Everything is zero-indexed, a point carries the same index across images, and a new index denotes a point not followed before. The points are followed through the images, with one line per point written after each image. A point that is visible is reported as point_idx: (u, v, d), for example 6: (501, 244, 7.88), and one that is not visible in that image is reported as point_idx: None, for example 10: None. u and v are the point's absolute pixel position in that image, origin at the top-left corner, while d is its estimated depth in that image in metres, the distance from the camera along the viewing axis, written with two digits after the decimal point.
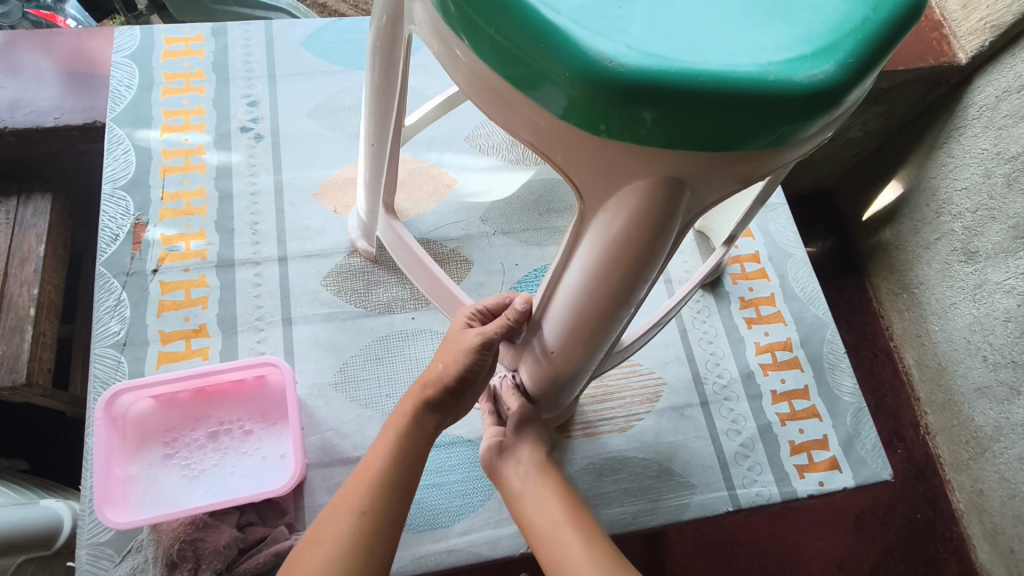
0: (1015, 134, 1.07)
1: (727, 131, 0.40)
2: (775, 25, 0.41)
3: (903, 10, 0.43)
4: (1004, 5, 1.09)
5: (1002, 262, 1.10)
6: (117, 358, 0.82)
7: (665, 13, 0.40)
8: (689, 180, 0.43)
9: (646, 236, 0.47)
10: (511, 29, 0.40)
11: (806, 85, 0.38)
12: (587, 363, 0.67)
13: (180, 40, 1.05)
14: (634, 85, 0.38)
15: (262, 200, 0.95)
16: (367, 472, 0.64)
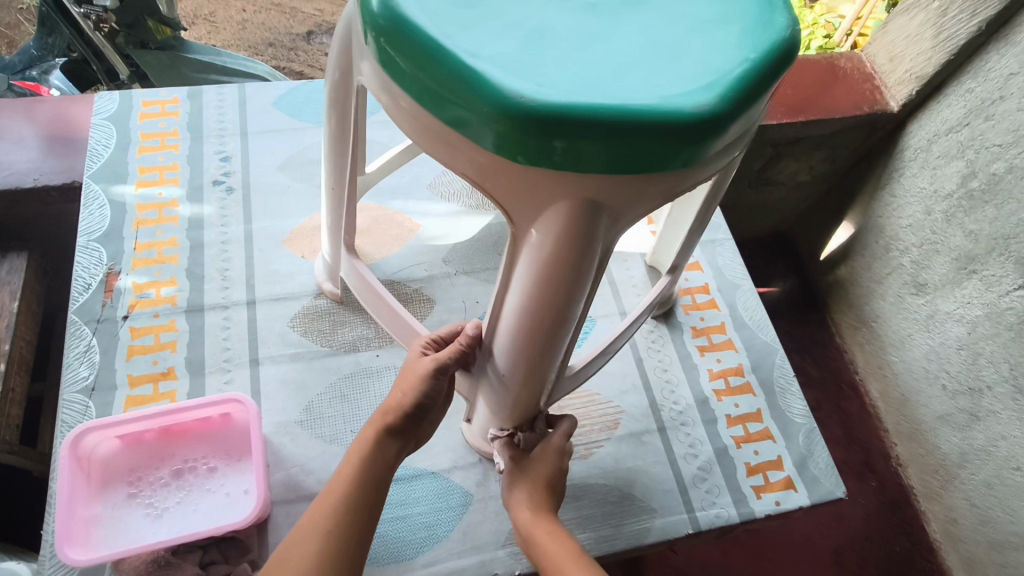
0: (947, 172, 1.19)
1: (631, 156, 0.45)
2: (670, 61, 0.47)
3: (784, 43, 0.49)
4: (925, 58, 1.21)
5: (949, 293, 1.20)
6: (85, 403, 0.83)
7: (573, 54, 0.46)
8: (606, 201, 0.49)
9: (574, 253, 0.52)
10: (440, 75, 0.46)
11: (695, 115, 0.44)
12: (540, 382, 0.71)
13: (157, 103, 1.12)
14: (546, 120, 0.43)
15: (232, 248, 0.99)
16: (332, 494, 0.67)
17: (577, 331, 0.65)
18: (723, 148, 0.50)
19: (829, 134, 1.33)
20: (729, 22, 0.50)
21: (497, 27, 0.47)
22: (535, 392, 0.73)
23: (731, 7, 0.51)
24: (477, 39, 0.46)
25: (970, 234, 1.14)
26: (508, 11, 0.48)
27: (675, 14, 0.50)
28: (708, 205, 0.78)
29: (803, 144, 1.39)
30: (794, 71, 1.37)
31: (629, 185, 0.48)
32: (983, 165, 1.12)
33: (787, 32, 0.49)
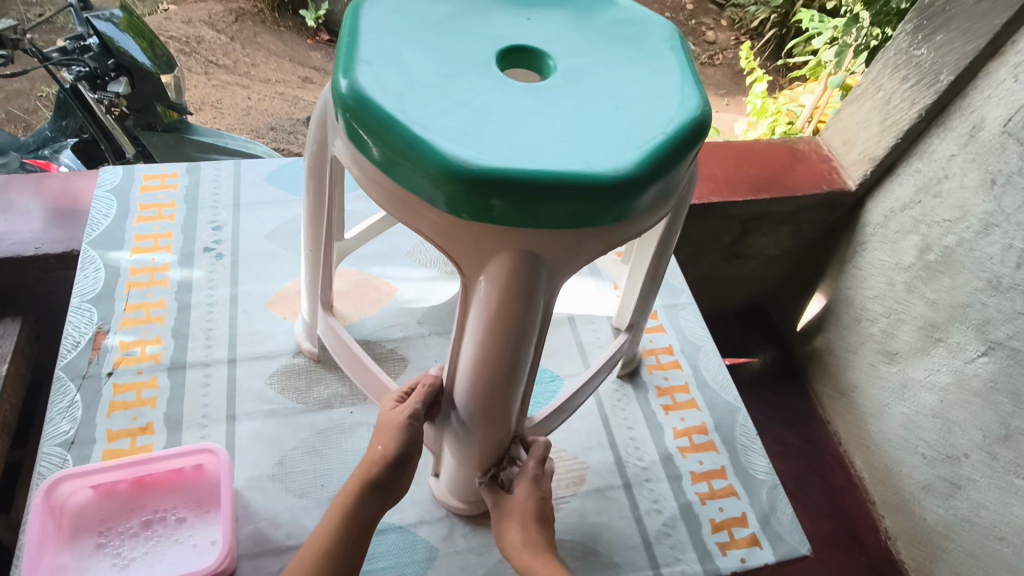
0: (904, 246, 1.41)
1: (561, 212, 0.52)
2: (594, 133, 0.55)
3: (692, 120, 0.57)
4: (873, 144, 1.46)
5: (918, 362, 1.37)
6: (63, 456, 0.86)
7: (511, 127, 0.54)
8: (543, 253, 0.56)
9: (518, 300, 0.58)
10: (395, 144, 0.53)
11: (615, 176, 0.52)
12: (500, 429, 0.75)
13: (158, 177, 1.21)
14: (484, 181, 0.50)
15: (217, 309, 1.05)
16: (308, 552, 0.71)
17: (530, 377, 0.70)
18: (646, 207, 0.57)
19: (795, 210, 1.57)
20: (646, 103, 0.58)
21: (446, 105, 0.55)
22: (497, 439, 0.77)
23: (649, 91, 0.60)
24: (428, 114, 0.53)
25: (931, 302, 1.33)
26: (457, 92, 0.56)
27: (599, 97, 0.58)
28: (656, 266, 0.86)
29: (774, 221, 1.63)
30: (762, 155, 1.60)
31: (562, 239, 0.55)
32: (937, 239, 1.32)
33: (696, 111, 0.58)
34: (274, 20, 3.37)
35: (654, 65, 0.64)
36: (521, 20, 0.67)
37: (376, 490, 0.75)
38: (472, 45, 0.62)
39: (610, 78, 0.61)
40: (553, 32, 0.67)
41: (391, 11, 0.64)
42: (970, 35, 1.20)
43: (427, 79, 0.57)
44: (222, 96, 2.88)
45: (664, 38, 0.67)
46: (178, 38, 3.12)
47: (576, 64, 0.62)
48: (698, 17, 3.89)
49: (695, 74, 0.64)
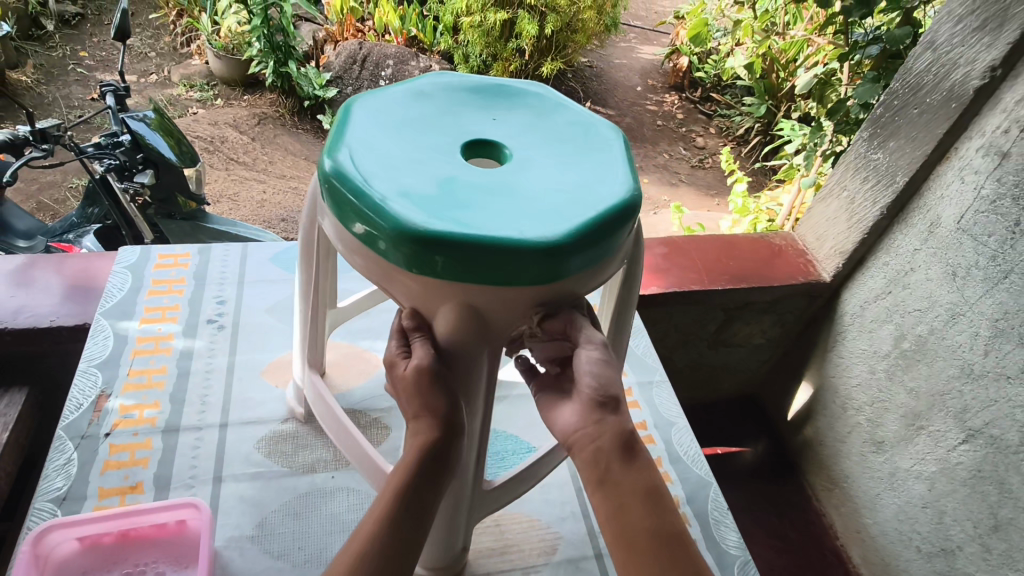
0: (882, 335, 1.47)
1: (496, 270, 0.63)
2: (529, 209, 0.66)
3: (620, 204, 0.69)
4: (844, 239, 1.57)
5: (904, 449, 1.40)
6: (53, 511, 0.90)
7: (460, 200, 0.66)
8: (489, 312, 0.68)
9: (473, 345, 0.70)
10: (362, 211, 0.65)
11: (541, 243, 0.63)
12: (463, 483, 0.83)
13: (171, 256, 1.32)
14: (432, 241, 0.62)
15: (214, 376, 1.11)
16: (353, 547, 0.68)
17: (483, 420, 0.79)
18: (578, 274, 0.68)
19: (774, 299, 1.66)
20: (581, 189, 0.70)
21: (411, 183, 0.67)
22: (462, 495, 0.84)
23: (586, 179, 0.72)
24: (391, 188, 0.66)
25: (912, 390, 1.38)
26: (420, 171, 0.69)
27: (542, 183, 0.71)
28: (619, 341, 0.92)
29: (756, 311, 1.72)
30: (740, 249, 1.71)
31: (505, 301, 0.67)
32: (910, 327, 1.39)
33: (623, 195, 0.70)
34: (293, 123, 3.67)
35: (595, 158, 0.76)
36: (487, 119, 0.81)
37: (416, 478, 0.71)
38: (440, 138, 0.75)
39: (552, 168, 0.73)
40: (512, 129, 0.80)
41: (378, 107, 0.78)
42: (918, 142, 1.33)
43: (397, 163, 0.70)
44: (239, 190, 3.09)
45: (608, 137, 0.80)
46: (203, 138, 3.39)
47: (525, 157, 0.75)
48: (686, 126, 4.21)
49: (632, 168, 0.76)
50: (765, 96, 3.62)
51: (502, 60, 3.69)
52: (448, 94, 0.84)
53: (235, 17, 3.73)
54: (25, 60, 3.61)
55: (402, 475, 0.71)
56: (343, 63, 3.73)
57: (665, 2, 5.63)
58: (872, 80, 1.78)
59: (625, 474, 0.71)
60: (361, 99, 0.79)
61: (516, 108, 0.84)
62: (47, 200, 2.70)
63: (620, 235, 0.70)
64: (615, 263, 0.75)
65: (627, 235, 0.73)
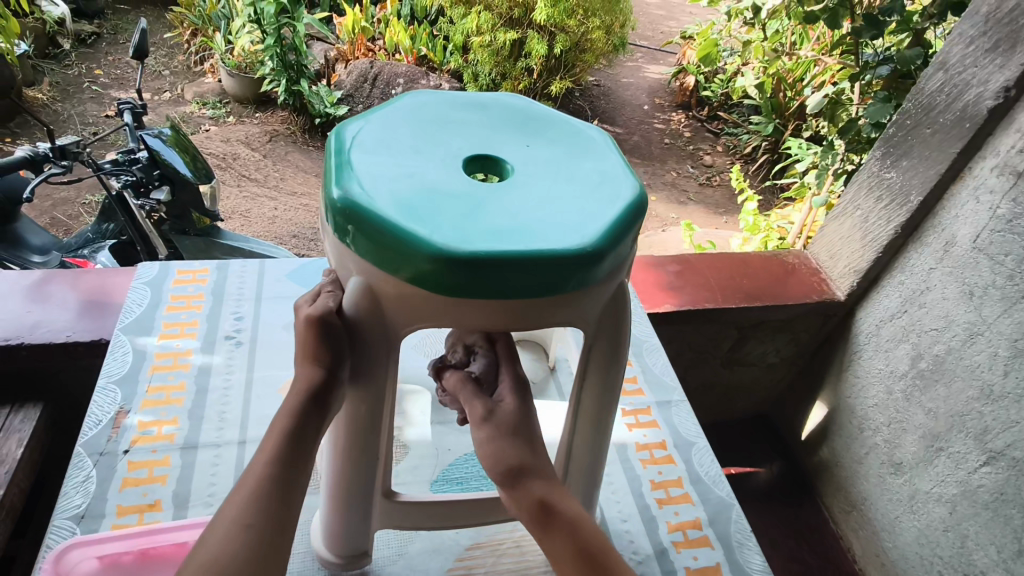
0: (898, 355, 1.46)
1: (395, 258, 0.62)
2: (461, 216, 0.64)
3: (559, 250, 0.62)
4: (858, 257, 1.56)
5: (924, 470, 1.38)
6: (72, 529, 0.89)
7: (403, 189, 0.66)
8: (386, 298, 0.66)
9: (368, 318, 0.68)
10: (326, 170, 0.70)
11: (440, 248, 0.60)
12: (361, 466, 0.79)
13: (190, 272, 1.33)
14: (348, 210, 0.63)
15: (233, 393, 1.12)
16: (243, 489, 0.62)
17: (387, 418, 0.76)
18: (485, 300, 0.63)
19: (789, 317, 1.65)
20: (540, 224, 0.65)
21: (383, 163, 0.69)
22: (361, 480, 0.81)
23: (558, 217, 0.66)
24: (357, 159, 0.69)
25: (930, 411, 1.36)
26: (401, 159, 0.71)
27: (509, 203, 0.67)
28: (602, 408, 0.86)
29: (770, 329, 1.71)
30: (753, 267, 1.71)
31: (394, 287, 0.64)
32: (927, 347, 1.38)
33: (572, 245, 0.63)
34: (305, 141, 3.71)
35: (592, 204, 0.69)
36: (518, 144, 0.78)
37: (305, 422, 0.67)
38: (454, 145, 0.76)
39: (538, 195, 0.69)
40: (540, 156, 0.77)
41: (429, 109, 0.82)
42: (931, 162, 1.33)
43: (396, 148, 0.73)
44: (251, 206, 3.11)
45: (626, 193, 0.71)
46: (216, 155, 3.42)
47: (526, 179, 0.72)
48: (695, 144, 4.23)
49: (618, 230, 0.67)
50: (773, 114, 3.64)
51: (511, 79, 3.74)
52: (504, 114, 0.84)
53: (249, 37, 3.79)
54: (41, 78, 3.67)
55: (288, 419, 0.67)
56: (354, 82, 3.76)
57: (671, 22, 5.69)
58: (883, 99, 1.78)
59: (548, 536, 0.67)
60: (421, 97, 0.84)
61: (563, 138, 0.81)
62: (60, 215, 2.72)
63: (553, 281, 0.64)
64: (564, 313, 0.68)
65: (573, 292, 0.65)
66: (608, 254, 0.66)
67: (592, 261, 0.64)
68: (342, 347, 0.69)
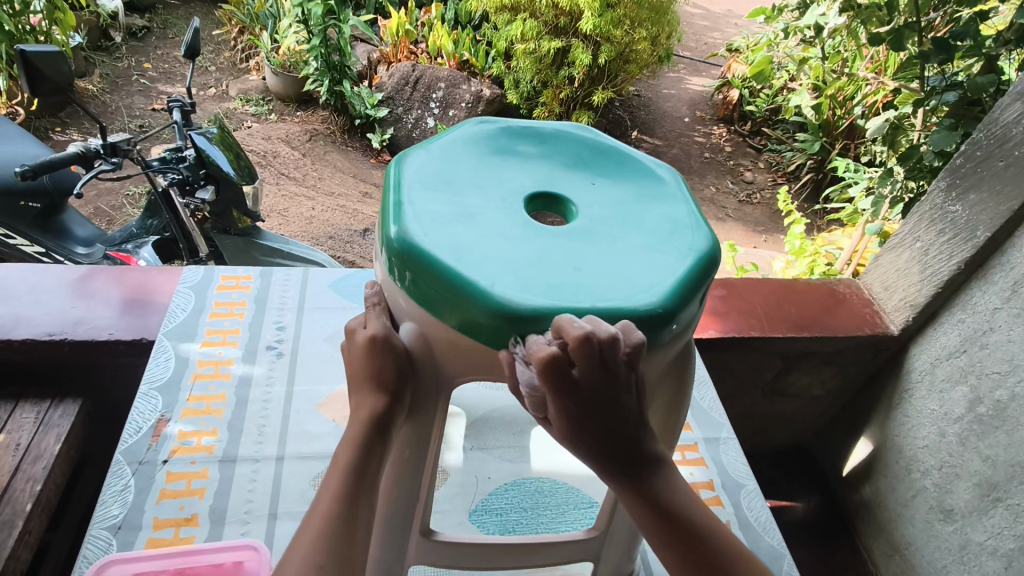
0: (954, 396, 1.37)
1: (455, 310, 0.58)
2: (525, 265, 0.60)
3: (628, 310, 0.57)
4: (915, 291, 1.48)
5: (977, 520, 1.29)
6: (108, 540, 0.89)
7: (464, 232, 0.62)
8: (438, 345, 0.63)
9: (422, 352, 0.64)
10: (383, 207, 0.66)
11: (501, 303, 0.56)
12: (403, 504, 0.73)
13: (234, 278, 1.33)
14: (406, 255, 0.60)
15: (272, 406, 1.11)
16: (309, 529, 0.57)
17: (437, 453, 0.72)
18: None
19: (838, 350, 1.57)
20: (606, 280, 0.60)
21: (442, 201, 0.65)
22: (401, 514, 0.74)
23: (626, 271, 0.61)
24: (417, 197, 0.65)
25: (988, 459, 1.27)
26: (462, 197, 0.67)
27: (575, 253, 0.62)
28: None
29: (816, 360, 1.64)
30: (799, 295, 1.64)
31: (448, 337, 0.61)
32: (987, 391, 1.29)
33: (640, 305, 0.58)
34: (344, 141, 3.75)
35: (663, 257, 0.64)
36: (584, 182, 0.74)
37: (368, 452, 0.61)
38: (516, 181, 0.71)
39: (605, 244, 0.64)
40: (607, 198, 0.71)
41: (491, 137, 0.78)
42: (1003, 197, 1.24)
43: (457, 183, 0.69)
44: (289, 205, 3.12)
45: (698, 244, 0.66)
46: (257, 152, 3.45)
47: (592, 224, 0.67)
48: (736, 159, 4.14)
49: (690, 288, 0.61)
50: (820, 132, 3.52)
51: (553, 87, 3.68)
52: (570, 144, 0.79)
53: (294, 36, 3.82)
54: (93, 70, 3.75)
55: (352, 450, 0.61)
56: (396, 84, 3.73)
57: (715, 34, 5.59)
58: (948, 127, 1.67)
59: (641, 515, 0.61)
60: (483, 124, 0.80)
61: (631, 177, 0.75)
62: (105, 206, 2.77)
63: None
64: None
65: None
66: (677, 314, 0.60)
67: (661, 322, 0.59)
68: (403, 374, 0.64)
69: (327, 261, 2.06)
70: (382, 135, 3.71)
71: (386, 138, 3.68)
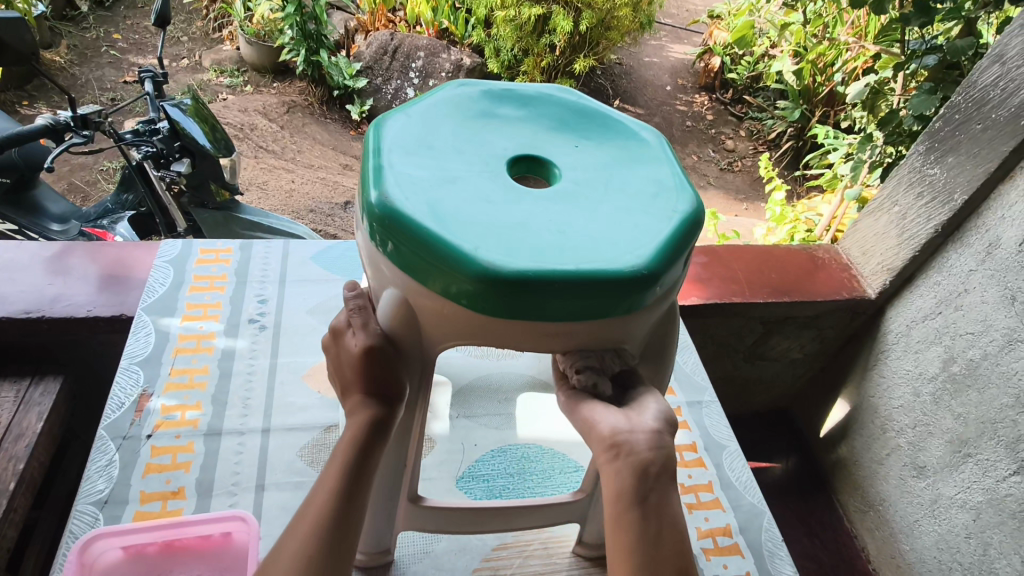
0: (928, 356, 1.40)
1: (439, 275, 0.58)
2: (510, 229, 0.59)
3: (612, 273, 0.57)
4: (892, 255, 1.50)
5: (947, 475, 1.33)
6: (95, 515, 0.90)
7: (447, 198, 0.61)
8: (424, 316, 0.63)
9: (406, 338, 0.66)
10: (362, 175, 0.65)
11: (487, 268, 0.56)
12: (392, 468, 0.76)
13: (213, 251, 1.32)
14: (388, 222, 0.59)
15: (256, 379, 1.11)
16: (306, 521, 0.63)
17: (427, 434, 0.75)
18: (530, 323, 0.59)
19: (817, 313, 1.60)
20: (591, 243, 0.60)
21: (424, 166, 0.64)
22: (389, 475, 0.77)
23: (611, 233, 0.61)
24: (398, 162, 0.64)
25: (959, 416, 1.31)
26: (444, 161, 0.66)
27: (558, 216, 0.62)
28: None
29: (795, 324, 1.66)
30: (780, 260, 1.66)
31: (435, 306, 0.61)
32: (960, 351, 1.31)
33: (625, 267, 0.58)
34: (322, 113, 3.67)
35: (647, 218, 0.64)
36: (568, 145, 0.73)
37: (366, 452, 0.66)
38: (499, 145, 0.70)
39: (590, 207, 0.64)
40: (591, 161, 0.71)
41: (472, 100, 0.76)
42: (979, 159, 1.25)
43: (438, 147, 0.68)
44: (268, 178, 3.07)
45: (683, 206, 0.66)
46: (233, 125, 3.37)
47: (575, 187, 0.67)
48: (717, 127, 4.12)
49: (675, 250, 0.62)
50: (801, 100, 3.51)
51: (534, 55, 3.61)
52: (552, 108, 0.78)
53: (268, 4, 3.70)
54: (60, 40, 3.61)
55: (350, 448, 0.65)
56: (374, 53, 3.65)
57: (698, 0, 5.52)
58: (927, 91, 1.66)
59: (616, 476, 0.62)
60: (463, 87, 0.78)
61: (615, 139, 0.75)
62: (78, 181, 2.70)
63: (603, 308, 0.59)
64: (612, 334, 0.64)
65: (619, 317, 0.60)
66: (661, 276, 0.60)
67: (645, 283, 0.59)
68: (392, 362, 0.66)
69: (307, 232, 2.04)
70: (362, 106, 3.62)
71: (365, 109, 3.61)
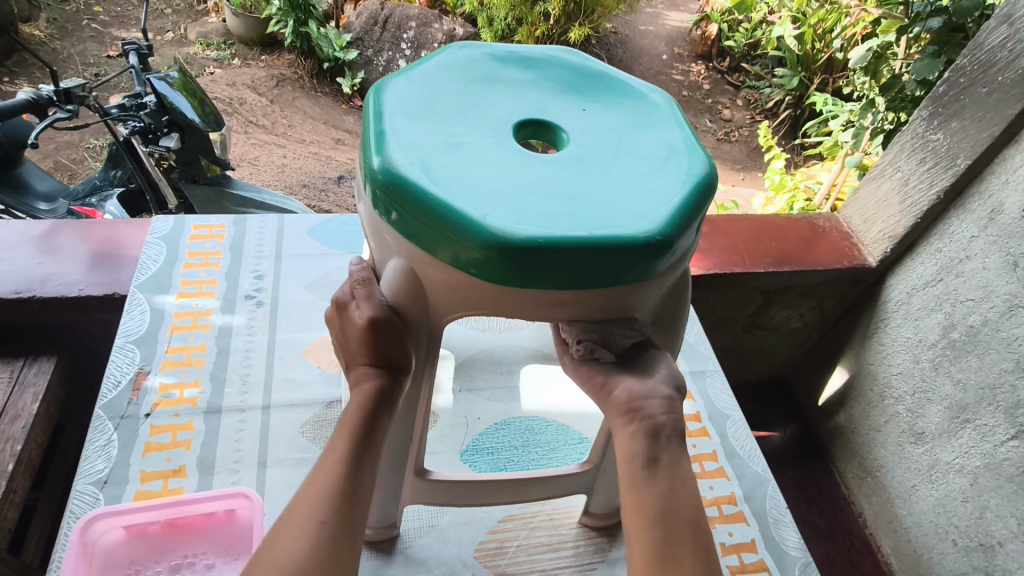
0: (929, 323, 1.40)
1: (447, 242, 0.56)
2: (518, 194, 0.57)
3: (624, 238, 0.55)
4: (894, 222, 1.48)
5: (945, 440, 1.34)
6: (95, 495, 0.89)
7: (453, 163, 0.59)
8: (431, 289, 0.61)
9: (412, 311, 0.65)
10: (365, 140, 0.62)
11: (496, 235, 0.53)
12: (400, 441, 0.76)
13: (206, 227, 1.29)
14: (392, 189, 0.57)
15: (254, 355, 1.10)
16: (316, 486, 0.62)
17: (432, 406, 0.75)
18: (540, 292, 0.57)
19: (818, 283, 1.59)
20: (603, 209, 0.58)
21: (428, 130, 0.62)
22: (396, 448, 0.77)
23: (622, 198, 0.59)
24: (401, 127, 0.61)
25: (958, 382, 1.31)
26: (449, 125, 0.63)
27: (567, 181, 0.60)
28: None
29: (795, 294, 1.65)
30: (781, 229, 1.64)
31: (443, 277, 0.59)
32: (960, 318, 1.31)
33: (638, 233, 0.56)
34: (312, 86, 3.60)
35: (659, 182, 0.61)
36: (575, 109, 0.70)
37: (373, 421, 0.66)
38: (504, 109, 0.68)
39: (602, 171, 0.62)
40: (599, 125, 0.68)
41: (476, 63, 0.74)
42: (984, 123, 1.23)
43: (441, 112, 0.65)
44: (259, 154, 3.01)
45: (694, 170, 0.63)
46: (222, 99, 3.29)
47: (584, 151, 0.64)
48: (714, 97, 4.07)
49: (688, 216, 0.60)
50: (799, 67, 3.45)
51: (528, 24, 3.53)
52: (557, 70, 0.76)
53: None
54: (39, 14, 3.50)
55: (359, 417, 0.65)
56: (364, 24, 3.56)
57: None
58: (931, 55, 1.63)
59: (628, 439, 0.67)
60: (465, 49, 0.75)
61: (622, 102, 0.72)
62: (64, 159, 2.64)
63: (614, 275, 0.57)
64: (623, 304, 0.62)
65: (631, 285, 0.59)
66: (674, 243, 0.59)
67: (657, 250, 0.57)
68: (398, 332, 0.65)
69: (301, 207, 2.00)
70: (353, 78, 3.54)
71: (357, 82, 3.53)
